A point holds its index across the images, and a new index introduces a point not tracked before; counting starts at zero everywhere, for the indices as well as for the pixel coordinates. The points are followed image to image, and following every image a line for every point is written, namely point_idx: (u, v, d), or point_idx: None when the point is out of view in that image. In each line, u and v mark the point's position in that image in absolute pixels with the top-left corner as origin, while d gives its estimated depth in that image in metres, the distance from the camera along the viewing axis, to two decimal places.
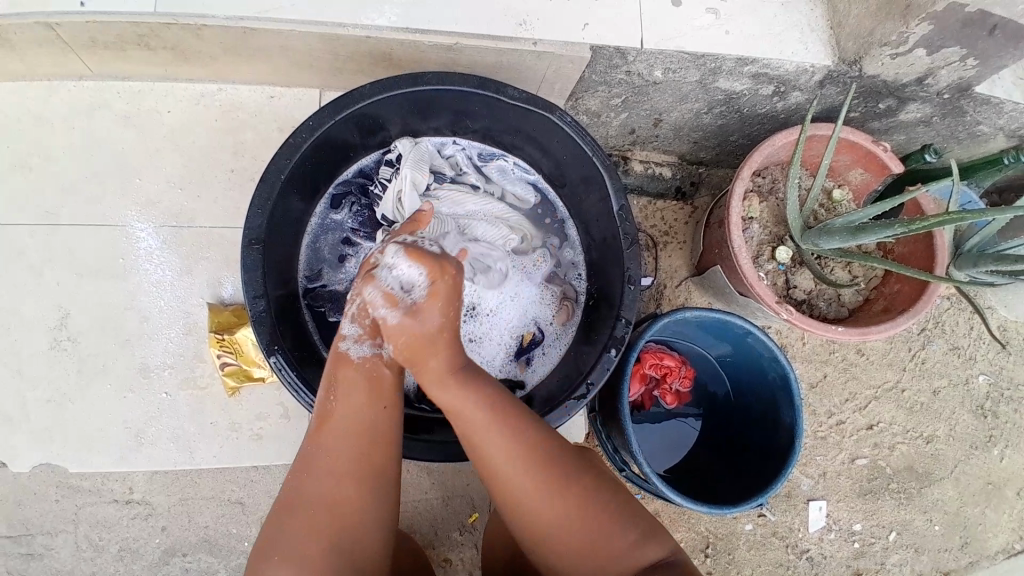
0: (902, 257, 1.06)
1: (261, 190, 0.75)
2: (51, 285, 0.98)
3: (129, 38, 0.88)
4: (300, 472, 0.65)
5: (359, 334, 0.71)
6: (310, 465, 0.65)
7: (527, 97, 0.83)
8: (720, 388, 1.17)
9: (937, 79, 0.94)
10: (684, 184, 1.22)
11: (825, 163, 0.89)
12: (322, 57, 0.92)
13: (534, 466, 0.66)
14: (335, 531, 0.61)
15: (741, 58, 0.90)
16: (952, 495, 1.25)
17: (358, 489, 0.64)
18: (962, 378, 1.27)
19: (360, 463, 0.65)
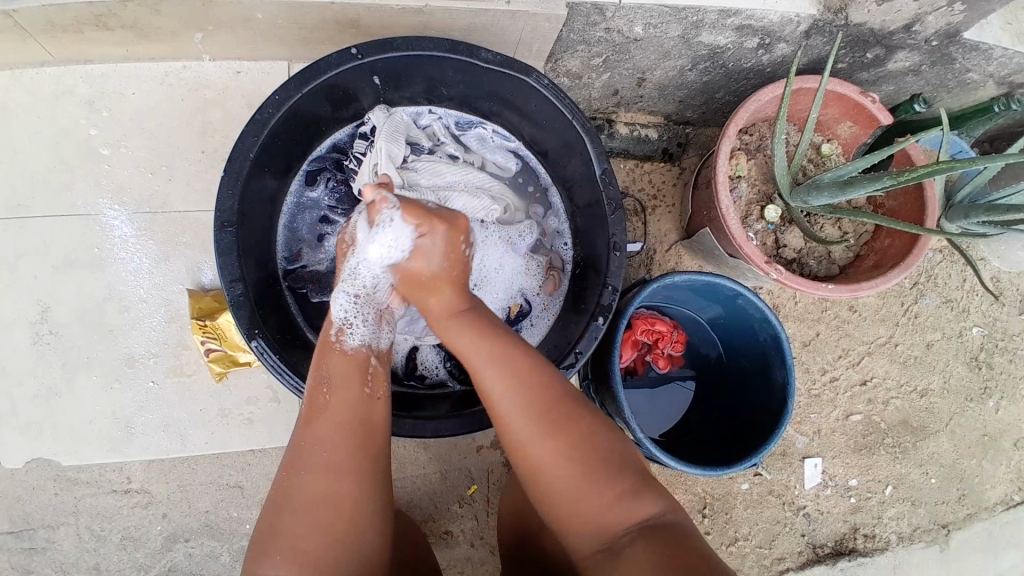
0: (893, 211, 1.05)
1: (229, 168, 0.73)
2: (29, 278, 0.96)
3: (85, 18, 0.84)
4: (291, 464, 0.64)
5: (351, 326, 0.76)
6: (299, 456, 0.64)
7: (503, 60, 0.80)
8: (712, 350, 1.16)
9: (925, 25, 0.91)
10: (671, 146, 1.18)
11: (813, 116, 0.87)
12: (287, 28, 0.88)
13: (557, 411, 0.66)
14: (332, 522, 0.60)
15: (724, 10, 0.87)
16: (948, 446, 1.26)
17: (348, 477, 0.63)
18: (956, 331, 1.26)
19: (348, 449, 0.64)
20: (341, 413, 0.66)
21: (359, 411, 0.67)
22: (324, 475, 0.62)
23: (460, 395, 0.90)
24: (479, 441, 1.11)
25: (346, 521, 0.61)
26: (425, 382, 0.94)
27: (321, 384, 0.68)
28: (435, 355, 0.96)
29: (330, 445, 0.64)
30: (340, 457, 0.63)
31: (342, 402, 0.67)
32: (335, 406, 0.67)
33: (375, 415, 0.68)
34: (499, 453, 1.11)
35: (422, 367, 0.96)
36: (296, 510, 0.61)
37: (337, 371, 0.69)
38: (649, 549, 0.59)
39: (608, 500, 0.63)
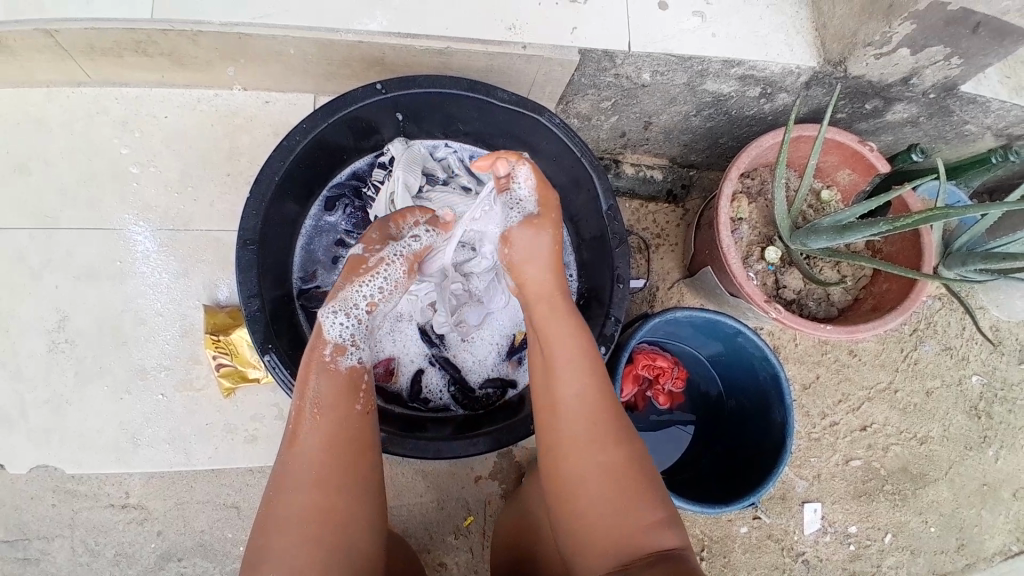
0: (891, 255, 1.08)
1: (255, 190, 0.77)
2: (50, 287, 0.99)
3: (125, 43, 0.90)
4: (282, 482, 0.64)
5: (345, 346, 0.76)
6: (290, 473, 0.64)
7: (517, 99, 0.84)
8: (712, 388, 1.17)
9: (922, 79, 0.96)
10: (675, 187, 1.24)
11: (812, 163, 0.90)
12: (316, 63, 0.94)
13: (585, 433, 0.66)
14: (323, 534, 0.61)
15: (728, 60, 0.92)
16: (947, 495, 1.25)
17: (335, 492, 0.63)
18: (955, 379, 1.28)
19: (342, 469, 0.65)
20: (337, 431, 0.67)
21: (345, 427, 0.68)
22: (314, 493, 0.63)
23: (463, 419, 0.91)
24: (478, 472, 1.11)
25: (336, 537, 0.62)
26: (429, 406, 0.96)
27: (305, 405, 0.69)
28: (440, 379, 0.98)
29: (321, 465, 0.64)
30: (333, 477, 0.64)
31: (336, 422, 0.68)
32: (320, 424, 0.67)
33: (364, 432, 0.69)
34: (497, 484, 1.11)
35: (427, 391, 0.97)
36: (286, 525, 0.61)
37: (324, 392, 0.70)
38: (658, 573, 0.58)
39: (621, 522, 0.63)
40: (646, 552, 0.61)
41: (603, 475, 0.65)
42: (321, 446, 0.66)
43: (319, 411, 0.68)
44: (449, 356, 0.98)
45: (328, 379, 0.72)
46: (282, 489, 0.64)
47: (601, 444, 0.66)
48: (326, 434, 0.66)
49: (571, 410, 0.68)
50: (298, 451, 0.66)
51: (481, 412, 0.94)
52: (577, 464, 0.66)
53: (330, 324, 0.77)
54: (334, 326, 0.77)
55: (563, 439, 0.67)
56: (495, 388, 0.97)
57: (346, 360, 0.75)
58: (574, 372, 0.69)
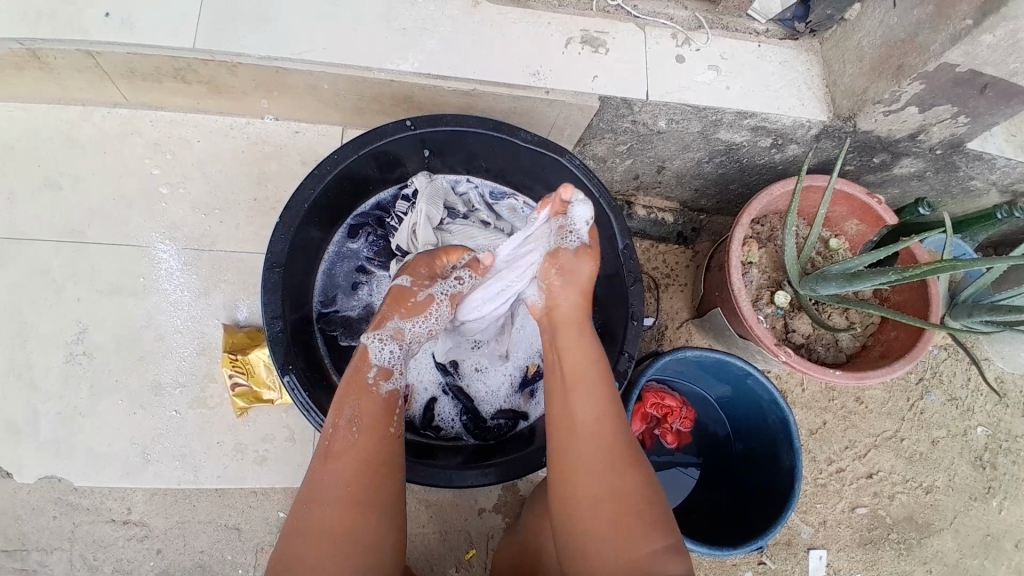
0: (898, 304, 1.10)
1: (285, 217, 0.80)
2: (73, 300, 1.01)
3: (166, 70, 0.94)
4: (311, 492, 0.67)
5: (389, 371, 0.79)
6: (318, 484, 0.67)
7: (539, 141, 0.88)
8: (720, 429, 1.18)
9: (929, 135, 0.99)
10: (685, 230, 1.27)
11: (822, 213, 0.93)
12: (346, 97, 0.98)
13: (596, 455, 0.69)
14: (345, 547, 0.63)
15: (741, 112, 0.95)
16: (953, 547, 1.24)
17: (360, 506, 0.66)
18: (960, 430, 1.28)
19: (364, 481, 0.67)
20: (365, 445, 0.70)
21: (376, 444, 0.70)
22: (337, 503, 0.65)
23: (474, 449, 0.92)
24: (483, 503, 1.11)
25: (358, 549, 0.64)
26: (440, 434, 0.97)
27: (340, 419, 0.72)
28: (452, 408, 0.99)
29: (346, 478, 0.67)
30: (357, 489, 0.67)
31: (363, 437, 0.70)
32: (352, 439, 0.70)
33: (392, 449, 0.71)
34: (501, 517, 1.11)
35: (439, 419, 0.98)
36: (310, 534, 0.64)
37: (359, 406, 0.73)
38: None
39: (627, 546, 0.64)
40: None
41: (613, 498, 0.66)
42: (352, 459, 0.68)
43: (351, 426, 0.71)
44: (462, 385, 1.00)
45: (363, 395, 0.75)
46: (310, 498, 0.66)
47: (612, 469, 0.68)
48: (353, 448, 0.69)
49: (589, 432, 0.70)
50: (327, 463, 0.68)
51: (492, 443, 0.94)
52: (591, 483, 0.67)
53: (378, 350, 0.80)
54: (382, 352, 0.80)
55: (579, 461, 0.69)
56: (507, 420, 0.98)
57: (387, 385, 0.77)
58: (593, 396, 0.73)
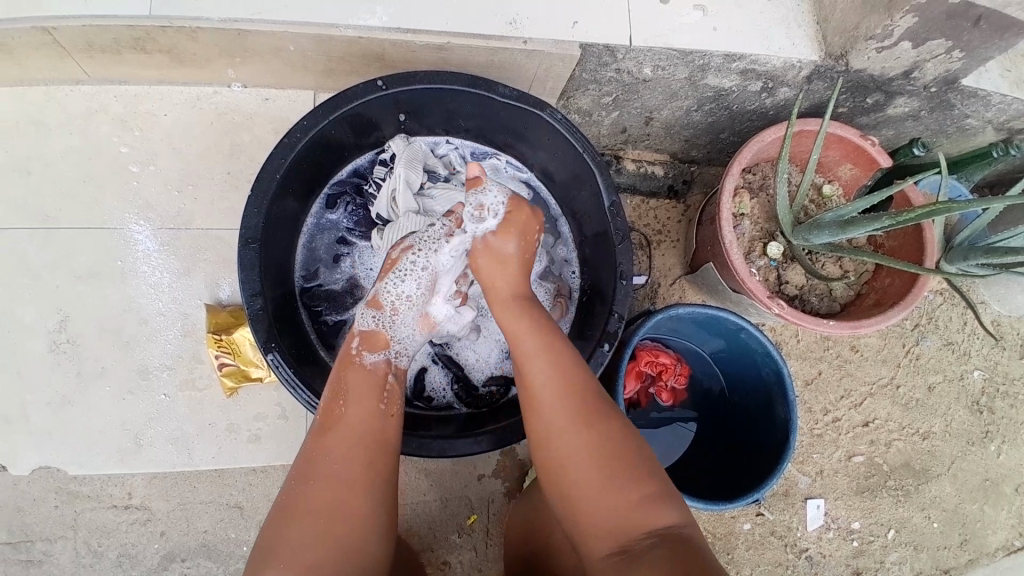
0: (893, 250, 1.07)
1: (257, 188, 0.76)
2: (50, 288, 0.98)
3: (124, 41, 0.89)
4: (299, 477, 0.64)
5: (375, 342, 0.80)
6: (306, 467, 0.64)
7: (519, 94, 0.84)
8: (715, 384, 1.17)
9: (923, 73, 0.95)
10: (676, 183, 1.22)
11: (813, 158, 0.90)
12: (315, 58, 0.93)
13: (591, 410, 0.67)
14: (334, 532, 0.60)
15: (729, 54, 0.91)
16: (951, 491, 1.25)
17: (345, 490, 0.63)
18: (956, 374, 1.27)
19: (361, 456, 0.65)
20: (363, 424, 0.68)
21: (363, 422, 0.68)
22: (327, 481, 0.63)
23: (465, 418, 0.91)
24: (482, 470, 1.10)
25: (347, 530, 0.61)
26: (432, 404, 0.95)
27: (328, 404, 0.69)
28: (443, 377, 0.98)
29: (340, 455, 0.65)
30: (343, 473, 0.64)
31: (357, 415, 0.69)
32: (341, 418, 0.68)
33: (379, 429, 0.69)
34: (501, 482, 1.11)
35: (430, 389, 0.97)
36: (297, 523, 0.61)
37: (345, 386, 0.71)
38: (653, 556, 0.58)
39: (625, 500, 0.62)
40: (641, 531, 0.60)
41: (585, 457, 0.64)
42: (338, 442, 0.66)
43: (342, 404, 0.69)
44: (452, 354, 0.98)
45: (349, 376, 0.73)
46: (298, 481, 0.63)
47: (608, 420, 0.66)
48: (342, 425, 0.67)
49: (548, 395, 0.67)
50: (317, 444, 0.66)
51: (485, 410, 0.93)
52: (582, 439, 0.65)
53: (363, 320, 0.81)
54: (365, 318, 0.81)
55: (542, 425, 0.67)
56: (500, 386, 0.97)
57: (371, 355, 0.78)
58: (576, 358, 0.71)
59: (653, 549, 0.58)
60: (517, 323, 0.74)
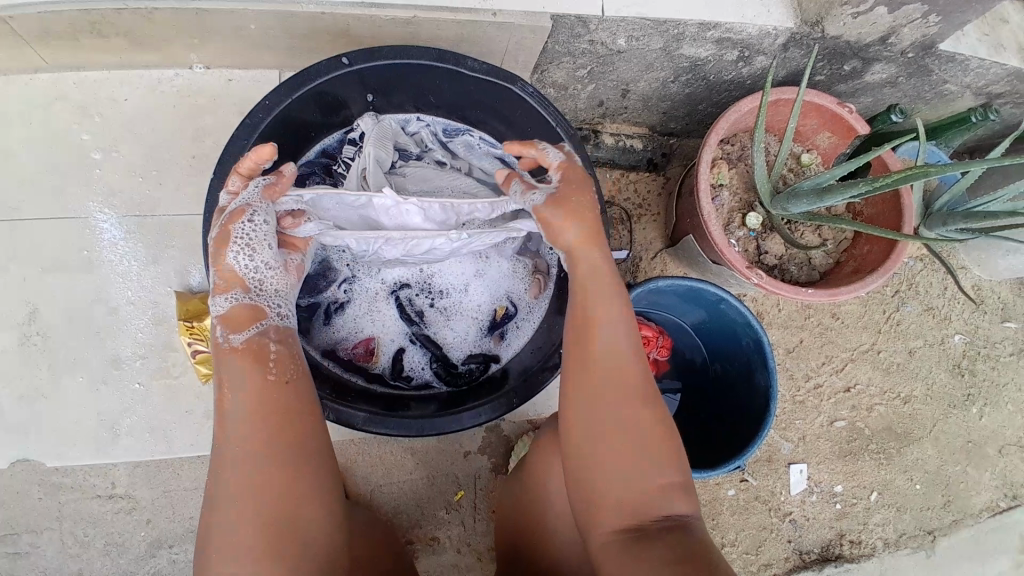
0: (871, 218, 1.07)
1: (220, 171, 0.75)
2: (18, 280, 0.96)
3: (80, 26, 0.86)
4: (224, 462, 0.60)
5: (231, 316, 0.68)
6: (224, 458, 0.61)
7: (488, 69, 0.83)
8: (697, 354, 1.18)
9: (900, 38, 0.94)
10: (656, 156, 1.21)
11: (790, 126, 0.89)
12: (279, 36, 0.90)
13: (619, 390, 0.64)
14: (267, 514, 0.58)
15: (704, 23, 0.90)
16: (932, 453, 1.27)
17: (271, 474, 0.59)
18: (937, 338, 1.29)
19: (277, 442, 0.61)
20: (259, 408, 0.62)
21: (268, 397, 0.63)
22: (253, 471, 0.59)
23: (448, 395, 0.91)
24: (467, 446, 1.11)
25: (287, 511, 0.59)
26: (411, 384, 0.95)
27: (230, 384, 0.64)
28: (421, 357, 0.97)
29: (256, 439, 0.61)
30: (265, 459, 0.60)
31: (256, 396, 0.63)
32: (241, 401, 0.63)
33: (289, 401, 0.64)
34: (486, 459, 1.12)
35: (409, 369, 0.96)
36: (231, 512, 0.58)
37: (241, 368, 0.65)
38: (660, 545, 0.58)
39: (637, 484, 0.61)
40: (654, 515, 0.60)
41: (621, 433, 0.62)
42: (247, 424, 0.62)
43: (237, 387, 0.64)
44: (430, 334, 0.97)
45: (237, 355, 0.66)
46: (221, 472, 0.60)
47: (630, 402, 0.63)
48: (250, 404, 0.62)
49: (603, 363, 0.65)
50: (230, 433, 0.61)
51: (464, 389, 0.93)
52: (603, 416, 0.63)
53: (216, 304, 0.69)
54: (219, 303, 0.69)
55: (591, 390, 0.64)
56: (478, 364, 0.96)
57: (237, 335, 0.67)
58: (608, 328, 0.67)
59: (665, 536, 0.59)
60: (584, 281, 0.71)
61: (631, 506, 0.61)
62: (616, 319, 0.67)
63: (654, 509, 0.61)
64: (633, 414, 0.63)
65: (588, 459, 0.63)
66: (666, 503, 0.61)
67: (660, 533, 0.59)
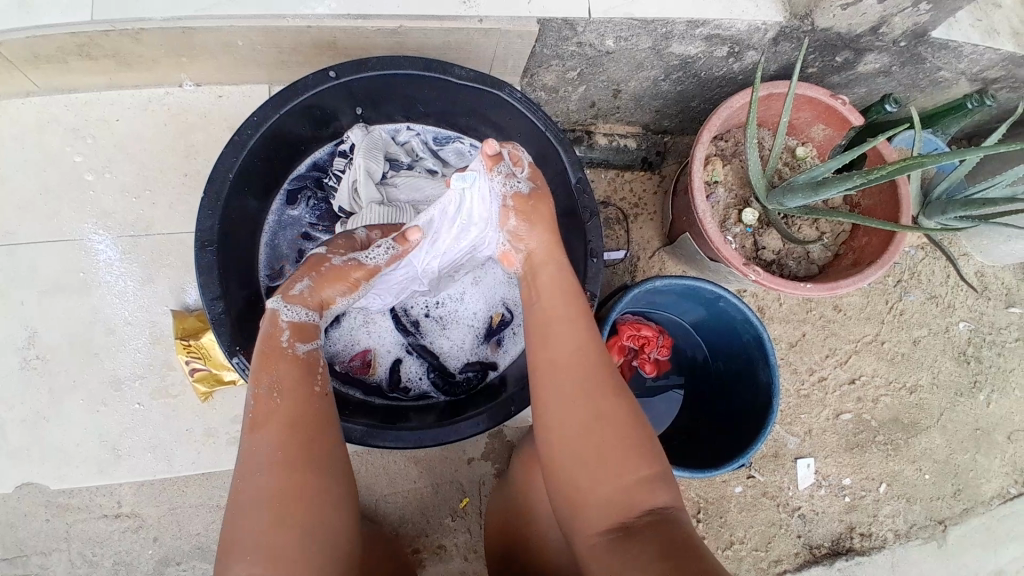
0: (869, 209, 1.06)
1: (210, 189, 0.75)
2: (17, 304, 0.97)
3: (69, 48, 0.86)
4: (249, 465, 0.61)
5: (301, 328, 0.75)
6: (249, 460, 0.61)
7: (475, 76, 0.82)
8: (699, 353, 1.17)
9: (891, 28, 0.93)
10: (650, 155, 1.19)
11: (783, 121, 0.88)
12: (266, 51, 0.91)
13: (589, 385, 0.65)
14: (288, 512, 0.58)
15: (692, 21, 0.89)
16: (940, 442, 1.26)
17: (296, 473, 0.60)
18: (942, 327, 1.28)
19: (304, 445, 0.63)
20: (286, 415, 0.65)
21: (299, 406, 0.66)
22: (277, 474, 0.60)
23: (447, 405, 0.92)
24: (470, 453, 1.11)
25: (304, 510, 0.59)
26: (409, 394, 0.95)
27: (262, 391, 0.66)
28: (419, 367, 0.97)
29: (287, 446, 0.62)
30: (289, 458, 0.61)
31: (287, 404, 0.66)
32: (275, 407, 0.65)
33: (317, 412, 0.67)
34: (490, 465, 1.11)
35: (406, 380, 0.97)
36: (253, 512, 0.58)
37: (280, 378, 0.68)
38: (645, 540, 0.57)
39: (617, 479, 0.61)
40: (637, 510, 0.59)
41: (593, 429, 0.63)
42: (277, 429, 0.63)
43: (275, 395, 0.66)
44: (426, 343, 0.98)
45: (282, 364, 0.70)
46: (248, 475, 0.60)
47: (600, 396, 0.65)
48: (280, 413, 0.65)
49: (571, 361, 0.68)
50: (256, 437, 0.63)
51: (463, 397, 0.93)
52: (577, 412, 0.64)
53: (286, 309, 0.76)
54: (293, 311, 0.76)
55: (564, 387, 0.66)
56: (476, 371, 0.97)
57: (303, 345, 0.74)
58: (572, 330, 0.70)
59: (650, 531, 0.57)
60: (547, 289, 0.75)
61: (614, 501, 0.60)
62: (577, 322, 0.71)
63: (638, 504, 0.60)
64: (605, 408, 0.64)
65: (566, 458, 0.64)
66: (649, 497, 0.60)
67: (643, 528, 0.58)
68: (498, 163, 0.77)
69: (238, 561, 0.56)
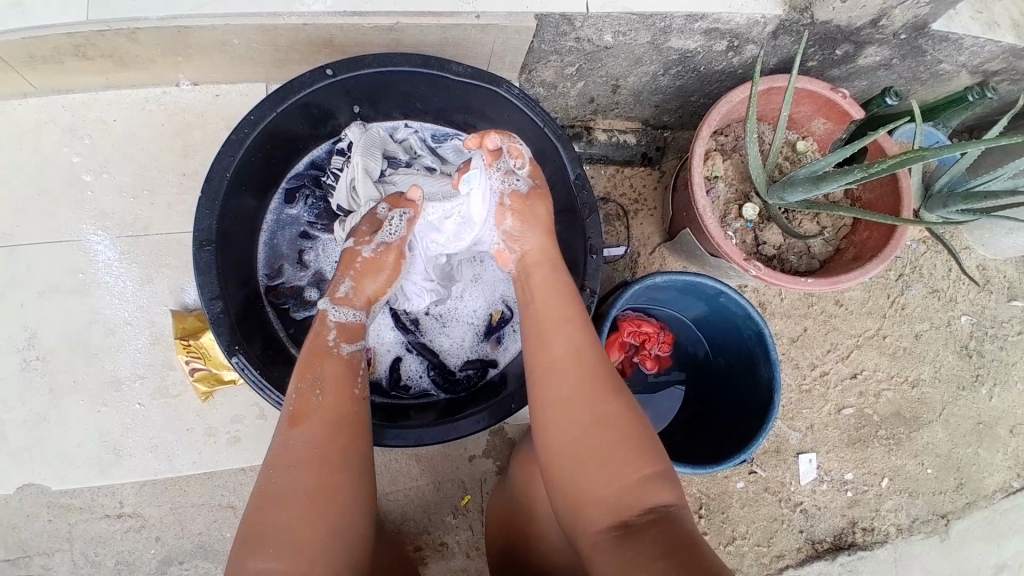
0: (870, 203, 1.05)
1: (207, 188, 0.75)
2: (16, 305, 0.97)
3: (65, 49, 0.86)
4: (282, 459, 0.62)
5: (349, 330, 0.76)
6: (280, 454, 0.62)
7: (473, 72, 0.81)
8: (700, 349, 1.17)
9: (891, 20, 0.93)
10: (650, 150, 1.19)
11: (783, 115, 0.87)
12: (262, 50, 0.90)
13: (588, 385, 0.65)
14: (319, 509, 0.58)
15: (690, 15, 0.88)
16: (942, 436, 1.26)
17: (330, 473, 0.61)
18: (944, 321, 1.27)
19: (341, 446, 0.63)
20: (327, 416, 0.65)
21: (339, 407, 0.66)
22: (310, 470, 0.60)
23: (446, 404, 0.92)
24: (472, 451, 1.11)
25: (337, 509, 0.59)
26: (409, 392, 0.96)
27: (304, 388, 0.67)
28: (419, 365, 0.98)
29: (324, 446, 0.62)
30: (323, 456, 0.62)
31: (326, 405, 0.66)
32: (315, 406, 0.65)
33: (357, 415, 0.67)
34: (492, 462, 1.11)
35: (407, 378, 0.97)
36: (282, 505, 0.59)
37: (321, 375, 0.68)
38: (648, 539, 0.57)
39: (618, 478, 0.61)
40: (639, 509, 0.59)
41: (594, 429, 0.63)
42: (315, 427, 0.64)
43: (320, 395, 0.66)
44: (426, 342, 0.98)
45: (327, 363, 0.70)
46: (281, 469, 0.61)
47: (598, 395, 0.64)
48: (319, 413, 0.65)
49: (569, 360, 0.67)
50: (291, 434, 0.63)
51: (463, 395, 0.93)
52: (576, 412, 0.64)
53: (336, 311, 0.77)
54: (339, 313, 0.77)
55: (563, 388, 0.66)
56: (476, 369, 0.97)
57: (349, 346, 0.74)
58: (569, 329, 0.70)
59: (652, 531, 0.57)
60: (543, 289, 0.75)
61: (615, 501, 0.60)
62: (574, 322, 0.70)
63: (641, 504, 0.60)
64: (604, 407, 0.64)
65: (565, 457, 0.63)
66: (651, 496, 0.60)
67: (644, 528, 0.58)
68: (497, 159, 0.76)
69: (264, 552, 0.56)
